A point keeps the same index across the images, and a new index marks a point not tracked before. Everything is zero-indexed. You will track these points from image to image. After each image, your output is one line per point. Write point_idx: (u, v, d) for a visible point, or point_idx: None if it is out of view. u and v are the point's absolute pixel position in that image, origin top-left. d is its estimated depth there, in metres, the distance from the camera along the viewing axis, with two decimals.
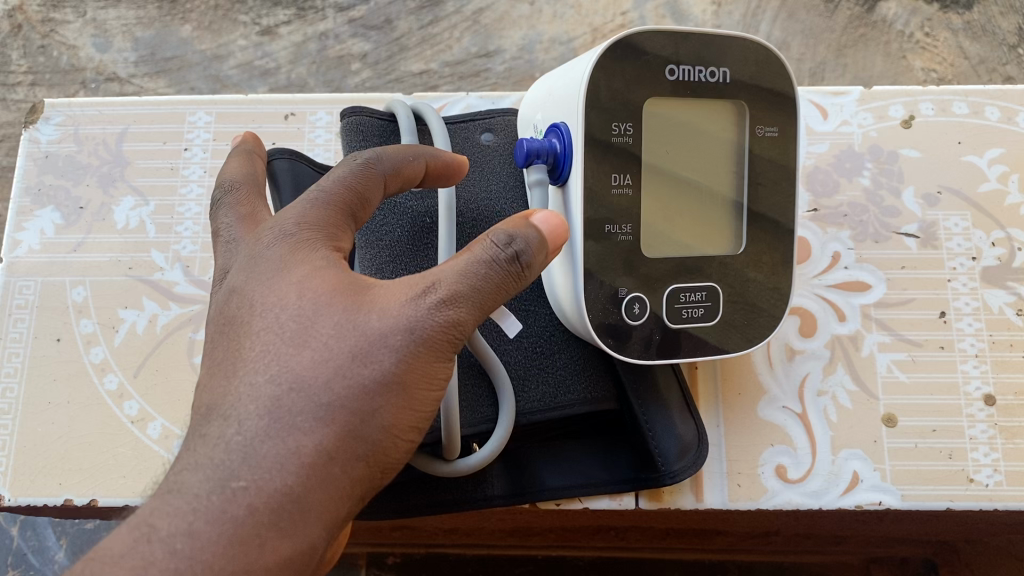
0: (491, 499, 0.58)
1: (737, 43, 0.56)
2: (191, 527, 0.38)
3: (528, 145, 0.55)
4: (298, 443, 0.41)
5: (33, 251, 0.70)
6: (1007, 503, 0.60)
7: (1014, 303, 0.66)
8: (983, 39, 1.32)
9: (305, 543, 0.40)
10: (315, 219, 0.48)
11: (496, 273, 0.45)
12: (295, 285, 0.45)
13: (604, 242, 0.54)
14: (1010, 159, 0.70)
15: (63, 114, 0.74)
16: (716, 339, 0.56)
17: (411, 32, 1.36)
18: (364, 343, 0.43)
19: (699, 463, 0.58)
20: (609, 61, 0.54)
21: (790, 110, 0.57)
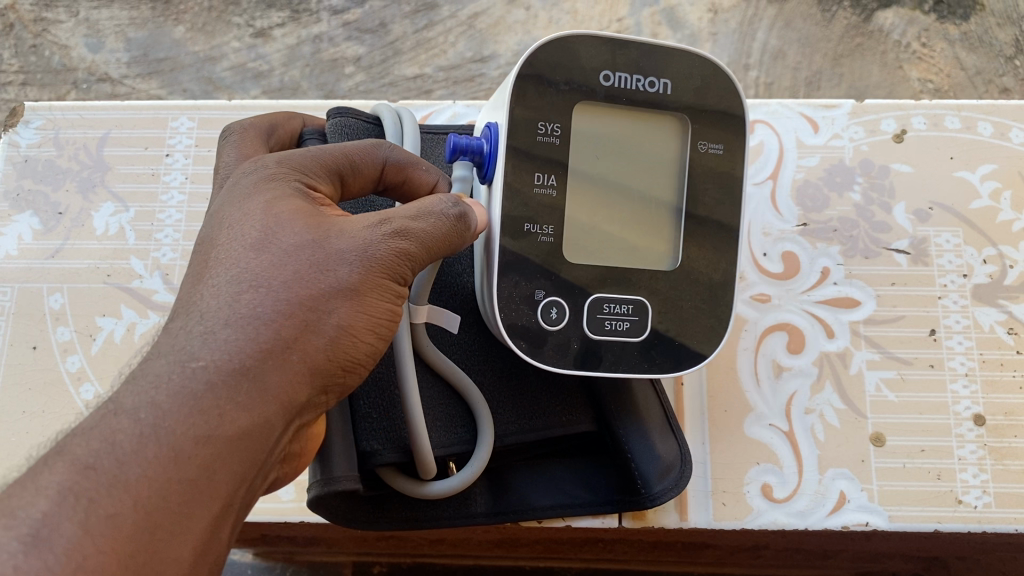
0: (474, 516, 0.57)
1: (684, 55, 0.55)
2: (153, 401, 0.37)
3: (454, 140, 0.52)
4: (258, 331, 0.40)
5: (10, 257, 0.69)
6: (996, 526, 0.59)
7: (1005, 322, 0.65)
8: (980, 50, 1.32)
9: (260, 421, 0.39)
10: (314, 164, 0.47)
11: (444, 222, 0.46)
12: (259, 198, 0.45)
13: (522, 240, 0.52)
14: (1002, 176, 0.69)
15: (43, 118, 0.73)
16: (641, 354, 0.54)
17: (405, 36, 1.35)
18: (323, 249, 0.43)
19: (679, 485, 0.57)
20: (539, 64, 0.52)
21: (735, 130, 0.56)
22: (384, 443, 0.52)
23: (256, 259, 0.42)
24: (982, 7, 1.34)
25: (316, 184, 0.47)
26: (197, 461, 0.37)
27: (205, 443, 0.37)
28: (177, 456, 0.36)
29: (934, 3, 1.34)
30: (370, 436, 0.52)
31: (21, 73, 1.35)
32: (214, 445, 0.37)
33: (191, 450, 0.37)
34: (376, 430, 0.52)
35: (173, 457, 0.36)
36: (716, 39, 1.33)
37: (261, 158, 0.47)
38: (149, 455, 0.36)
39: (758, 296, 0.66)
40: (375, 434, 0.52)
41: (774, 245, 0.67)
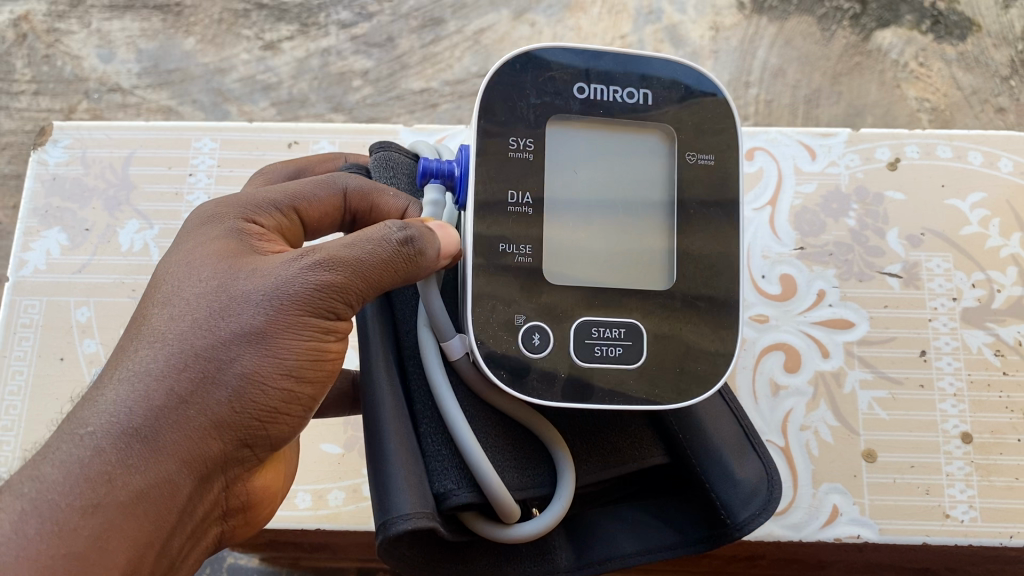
0: (557, 572, 0.51)
1: (661, 62, 0.51)
2: (38, 473, 0.38)
3: (423, 165, 0.50)
4: (150, 389, 0.40)
5: (39, 270, 0.72)
6: (981, 539, 0.62)
7: (992, 344, 0.67)
8: (977, 70, 1.30)
9: (156, 478, 0.39)
10: (261, 199, 0.48)
11: (381, 248, 0.43)
12: (186, 249, 0.45)
13: (496, 260, 0.47)
14: (990, 204, 0.72)
15: (71, 137, 0.76)
16: (639, 384, 0.47)
17: (412, 51, 1.33)
18: (229, 295, 0.42)
19: (769, 509, 0.48)
20: (506, 76, 0.48)
21: (725, 142, 0.51)
22: (457, 483, 0.45)
23: (164, 312, 0.42)
24: (979, 28, 1.32)
25: (262, 218, 0.48)
26: (84, 531, 0.37)
27: (92, 511, 0.37)
28: (61, 528, 0.37)
29: (931, 23, 1.33)
30: (441, 476, 0.45)
31: (33, 83, 1.33)
32: (103, 512, 0.37)
33: (77, 520, 0.37)
34: (446, 468, 0.45)
35: (55, 527, 0.37)
36: (717, 57, 1.31)
37: (210, 202, 0.49)
38: (32, 530, 0.36)
39: (757, 316, 0.69)
40: (446, 473, 0.45)
41: (772, 268, 0.70)
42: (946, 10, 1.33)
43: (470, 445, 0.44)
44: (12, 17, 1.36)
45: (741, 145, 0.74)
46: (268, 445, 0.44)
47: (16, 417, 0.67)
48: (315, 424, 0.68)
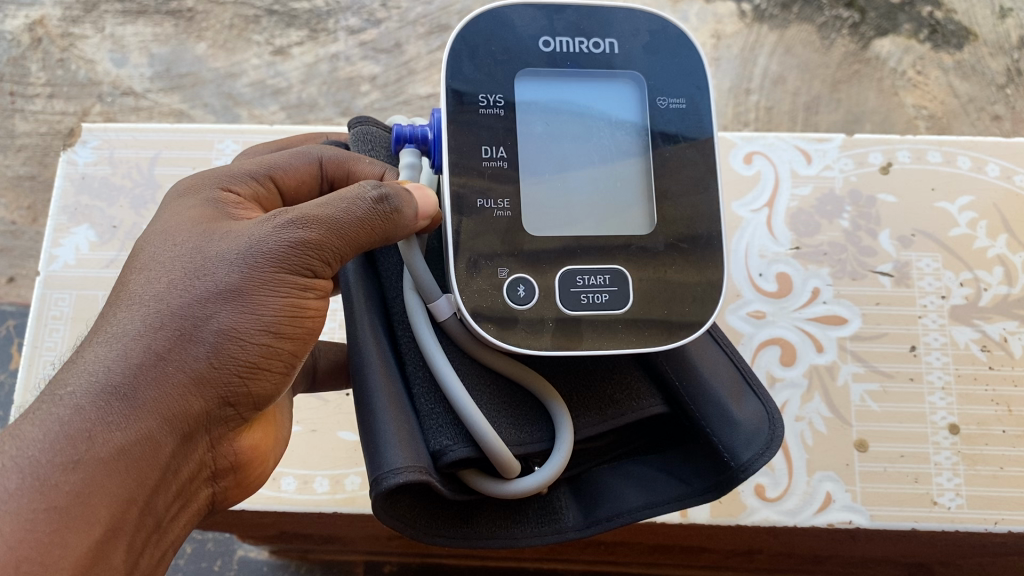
0: (565, 531, 0.53)
1: (623, 12, 0.54)
2: (22, 433, 0.40)
3: (397, 130, 0.52)
4: (128, 351, 0.42)
5: (69, 266, 0.75)
6: (967, 525, 0.66)
7: (979, 340, 0.71)
8: (973, 79, 1.33)
9: (134, 435, 0.41)
10: (237, 170, 0.52)
11: (356, 207, 0.46)
12: (166, 220, 0.48)
13: (476, 215, 0.49)
14: (979, 206, 0.75)
15: (99, 138, 0.79)
16: (626, 327, 0.50)
17: (419, 57, 1.35)
18: (206, 257, 0.45)
19: (771, 449, 0.51)
20: (473, 33, 0.51)
21: (692, 82, 0.54)
22: (453, 439, 0.48)
23: (142, 278, 0.45)
24: (975, 37, 1.35)
25: (238, 187, 0.51)
26: (64, 487, 0.39)
27: (72, 468, 0.40)
28: (43, 484, 0.39)
29: (928, 32, 1.36)
30: (437, 434, 0.48)
31: (48, 87, 1.34)
32: (84, 467, 0.40)
33: (57, 476, 0.39)
34: (441, 426, 0.48)
35: (38, 483, 0.39)
36: (718, 64, 1.34)
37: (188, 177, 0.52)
38: (11, 486, 0.39)
39: (753, 312, 0.72)
40: (441, 431, 0.48)
41: (769, 266, 0.74)
42: (943, 19, 1.36)
43: (462, 399, 0.47)
44: (28, 21, 1.37)
45: (739, 149, 0.77)
46: (252, 401, 0.47)
47: None
48: (334, 412, 0.71)
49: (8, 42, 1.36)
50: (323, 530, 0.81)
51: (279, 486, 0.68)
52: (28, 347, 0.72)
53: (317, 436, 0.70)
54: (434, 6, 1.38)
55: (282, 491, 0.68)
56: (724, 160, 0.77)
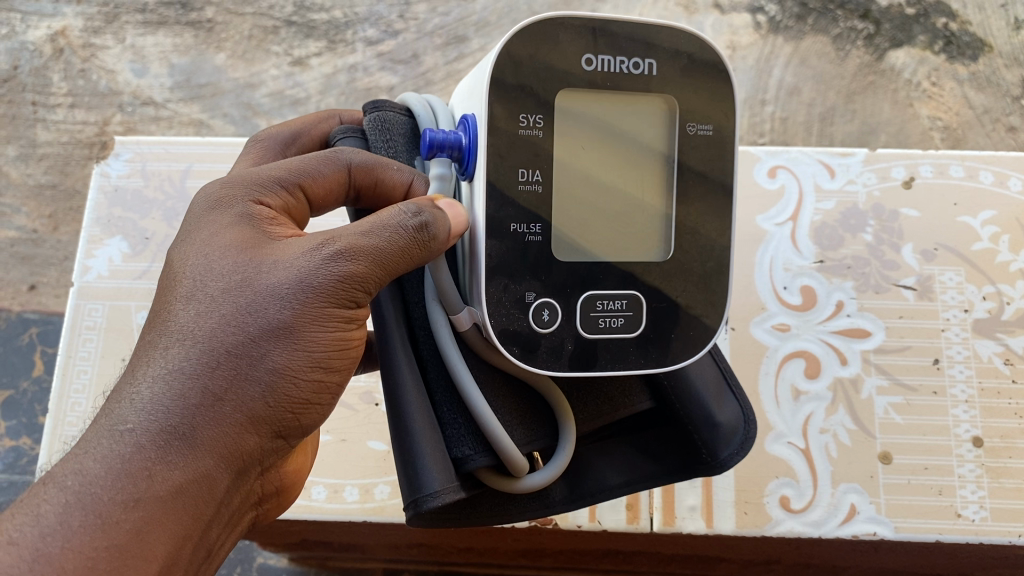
0: (553, 505, 0.55)
1: (667, 29, 0.50)
2: (80, 468, 0.40)
3: (430, 137, 0.49)
4: (184, 387, 0.42)
5: (102, 277, 0.76)
6: (991, 537, 0.66)
7: (1002, 353, 0.71)
8: (987, 90, 1.34)
9: (193, 474, 0.41)
10: (266, 179, 0.50)
11: (398, 236, 0.45)
12: (202, 236, 0.47)
13: (510, 240, 0.48)
14: (1001, 221, 0.76)
15: (131, 151, 0.81)
16: (637, 350, 0.51)
17: (436, 68, 1.35)
18: (254, 289, 0.44)
19: (745, 448, 0.54)
20: (515, 47, 0.48)
21: (727, 107, 0.51)
22: (474, 448, 0.49)
23: (190, 307, 0.44)
24: (990, 48, 1.35)
25: (269, 200, 0.49)
26: (125, 525, 0.39)
27: (133, 506, 0.40)
28: (104, 521, 0.39)
29: (943, 44, 1.36)
30: (459, 442, 0.49)
31: (69, 97, 1.35)
32: (144, 506, 0.40)
33: (119, 514, 0.39)
34: (463, 435, 0.49)
35: (101, 523, 0.39)
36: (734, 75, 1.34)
37: (214, 183, 0.50)
38: (76, 522, 0.39)
39: (778, 325, 0.73)
40: (463, 440, 0.49)
41: (793, 279, 0.75)
42: (958, 31, 1.36)
43: (488, 418, 0.47)
44: (49, 32, 1.39)
45: (764, 163, 0.78)
46: (299, 432, 0.47)
47: (81, 413, 0.72)
48: (363, 422, 0.72)
49: (30, 52, 1.38)
50: (346, 538, 0.82)
51: (309, 495, 0.69)
52: (62, 357, 0.74)
53: (347, 445, 0.71)
54: (452, 17, 1.38)
55: (312, 500, 0.69)
56: (749, 173, 0.78)
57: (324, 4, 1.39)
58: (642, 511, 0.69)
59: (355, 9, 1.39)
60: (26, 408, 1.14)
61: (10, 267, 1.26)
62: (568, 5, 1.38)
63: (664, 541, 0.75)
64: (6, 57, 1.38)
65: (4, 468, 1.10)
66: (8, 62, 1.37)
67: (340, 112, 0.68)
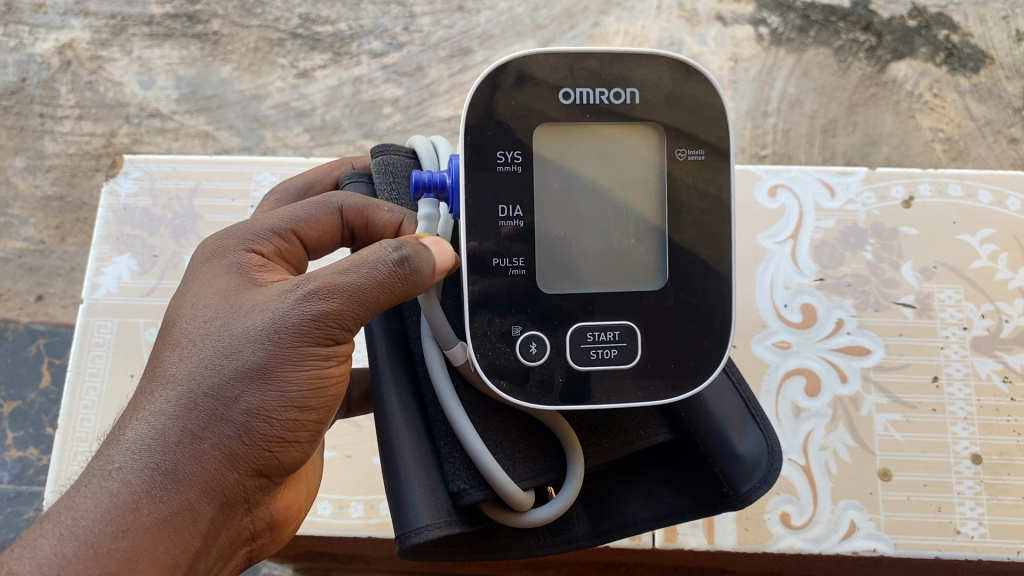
0: (577, 540, 0.56)
1: (647, 59, 0.51)
2: (71, 504, 0.42)
3: (416, 177, 0.50)
4: (166, 426, 0.43)
5: (111, 293, 0.77)
6: (990, 554, 0.67)
7: (1001, 370, 0.72)
8: (989, 101, 1.34)
9: (177, 506, 0.42)
10: (259, 228, 0.52)
11: (376, 271, 0.45)
12: (192, 289, 0.49)
13: (492, 275, 0.50)
14: (1000, 239, 0.76)
15: (140, 169, 0.82)
16: (635, 381, 0.50)
17: (441, 79, 1.36)
18: (233, 333, 0.45)
19: (768, 481, 0.53)
20: (491, 86, 0.50)
21: (715, 131, 0.52)
22: (470, 481, 0.49)
23: (175, 355, 0.46)
24: (991, 60, 1.36)
25: (261, 247, 0.51)
26: (116, 554, 0.40)
27: (122, 536, 0.41)
28: (95, 551, 0.40)
29: (945, 56, 1.37)
30: (455, 476, 0.50)
31: (77, 108, 1.36)
32: (132, 537, 0.41)
33: (109, 545, 0.40)
34: (461, 469, 0.50)
35: (90, 555, 0.40)
36: (736, 87, 1.35)
37: (211, 236, 0.52)
38: (67, 553, 0.40)
39: (779, 343, 0.74)
40: (459, 473, 0.50)
41: (793, 297, 0.76)
42: (960, 42, 1.37)
43: (479, 450, 0.48)
44: (57, 45, 1.40)
45: (764, 182, 0.79)
46: (282, 470, 0.48)
47: (90, 428, 0.73)
48: (368, 438, 0.73)
49: (37, 65, 1.39)
50: (351, 550, 0.82)
51: (315, 510, 0.70)
52: (71, 373, 0.75)
53: (353, 462, 0.72)
54: (456, 29, 1.39)
55: (318, 515, 0.71)
56: (750, 192, 0.79)
57: (329, 17, 1.40)
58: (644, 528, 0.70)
59: (359, 21, 1.40)
60: (32, 419, 1.15)
61: (18, 278, 1.27)
62: (571, 17, 1.39)
63: (667, 555, 0.75)
64: (14, 70, 1.39)
65: (12, 479, 1.11)
66: (17, 75, 1.39)
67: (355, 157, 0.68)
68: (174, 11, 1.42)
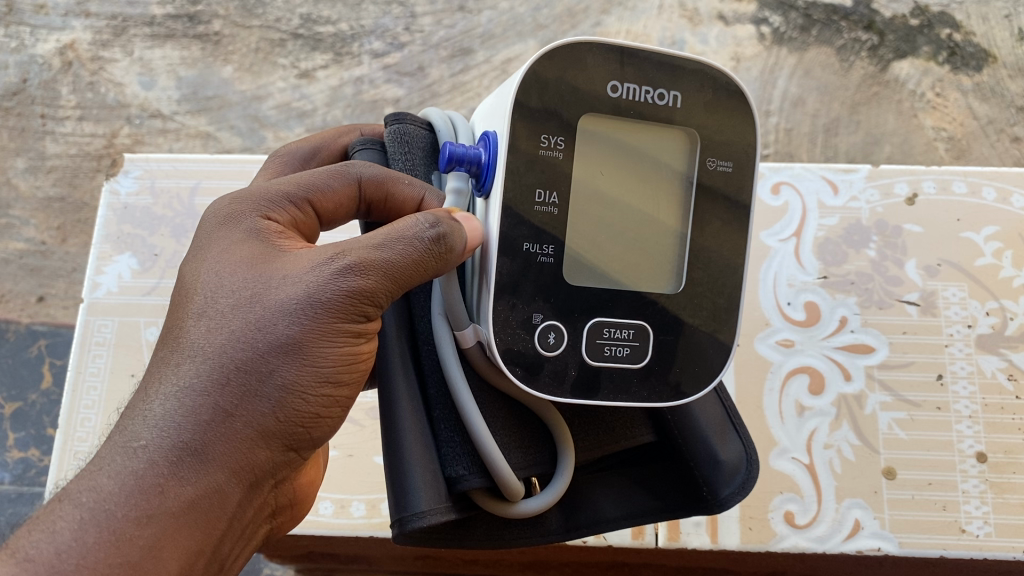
0: (548, 534, 0.55)
1: (695, 65, 0.51)
2: (93, 484, 0.41)
3: (450, 150, 0.49)
4: (195, 404, 0.43)
5: (111, 293, 0.77)
6: (995, 553, 0.67)
7: (1006, 369, 0.71)
8: (992, 100, 1.34)
9: (204, 489, 0.42)
10: (274, 195, 0.50)
11: (412, 247, 0.46)
12: (213, 254, 0.47)
13: (521, 258, 0.48)
14: (1004, 236, 0.76)
15: (140, 168, 0.82)
16: (641, 383, 0.51)
17: (442, 79, 1.35)
18: (263, 305, 0.45)
19: (747, 486, 0.54)
20: (542, 71, 0.48)
21: (748, 146, 0.52)
22: (469, 468, 0.49)
23: (201, 326, 0.45)
24: (994, 59, 1.36)
25: (277, 215, 0.50)
26: (140, 540, 0.40)
27: (147, 522, 0.40)
28: (119, 537, 0.39)
29: (947, 55, 1.36)
30: (454, 462, 0.49)
31: (78, 109, 1.36)
32: (158, 522, 0.40)
33: (133, 531, 0.40)
34: (459, 454, 0.50)
35: (115, 539, 0.39)
36: None
37: (223, 199, 0.51)
38: (91, 538, 0.39)
39: (782, 341, 0.74)
40: (458, 459, 0.49)
41: (797, 295, 0.75)
42: (962, 41, 1.37)
43: (485, 439, 0.48)
44: (58, 46, 1.40)
45: (767, 180, 0.79)
46: (310, 446, 0.48)
47: (91, 428, 0.72)
48: (369, 437, 0.73)
49: (39, 66, 1.39)
50: (353, 550, 0.82)
51: (316, 510, 0.70)
52: (72, 372, 0.74)
53: (355, 461, 0.72)
54: (457, 30, 1.38)
55: (320, 515, 0.70)
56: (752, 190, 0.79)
57: (330, 17, 1.40)
58: (647, 526, 0.70)
59: (361, 22, 1.40)
60: (34, 420, 1.15)
61: (19, 279, 1.27)
62: (572, 17, 1.38)
63: (666, 554, 0.75)
64: (15, 71, 1.39)
65: (13, 480, 1.11)
66: (18, 76, 1.38)
67: (364, 125, 0.68)
68: (175, 12, 1.42)
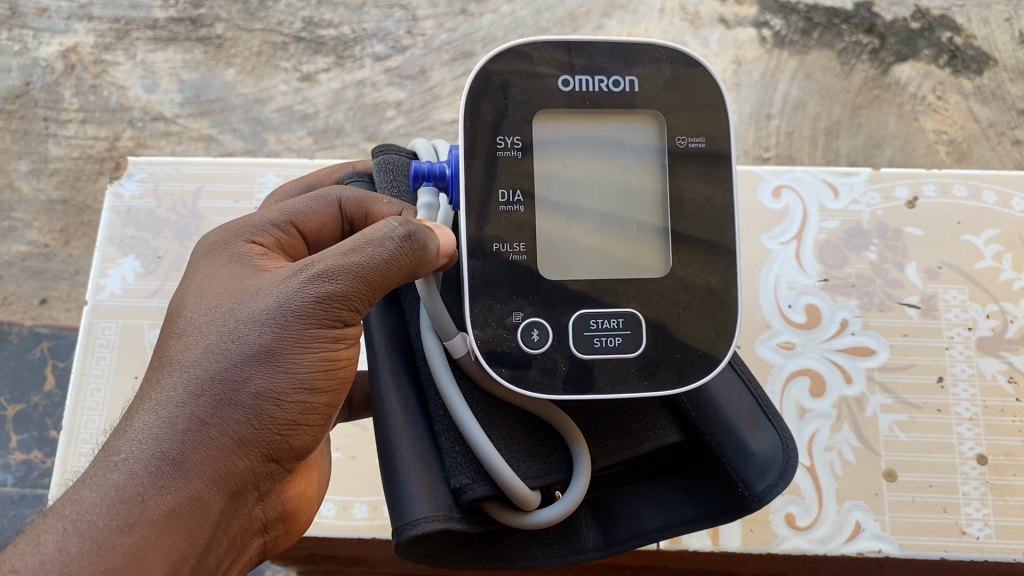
0: (586, 551, 0.55)
1: (644, 49, 0.52)
2: (76, 498, 0.41)
3: (415, 168, 0.51)
4: (172, 415, 0.43)
5: (115, 295, 0.77)
6: (995, 555, 0.67)
7: (1006, 371, 0.72)
8: (993, 104, 1.34)
9: (184, 497, 0.42)
10: (258, 220, 0.51)
11: (383, 249, 0.46)
12: (197, 282, 0.49)
13: (492, 260, 0.49)
14: (1005, 239, 0.76)
15: (144, 171, 0.82)
16: (640, 371, 0.50)
17: (444, 82, 1.36)
18: (239, 318, 0.45)
19: (784, 480, 0.52)
20: (490, 74, 0.50)
21: (715, 118, 0.52)
22: (472, 477, 0.49)
23: (181, 343, 0.45)
24: (994, 62, 1.36)
25: (261, 238, 0.51)
26: (121, 549, 0.40)
27: (128, 531, 0.40)
28: (101, 546, 0.40)
29: (948, 58, 1.37)
30: (457, 472, 0.49)
31: (81, 112, 1.37)
32: (140, 530, 0.40)
33: (115, 540, 0.40)
34: (462, 464, 0.49)
35: (96, 549, 0.40)
36: (739, 90, 1.35)
37: (211, 231, 0.52)
38: (73, 548, 0.40)
39: (782, 343, 0.74)
40: (462, 469, 0.49)
41: (798, 298, 0.76)
42: (963, 45, 1.37)
43: (482, 444, 0.48)
44: (61, 49, 1.40)
45: (768, 184, 0.79)
46: (294, 456, 0.48)
47: (95, 430, 0.73)
48: (371, 439, 0.73)
49: (42, 69, 1.39)
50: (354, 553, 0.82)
51: (319, 512, 0.70)
52: (75, 375, 0.74)
53: (356, 463, 0.72)
54: (459, 33, 1.39)
55: (322, 517, 0.70)
56: (752, 194, 0.79)
57: (332, 20, 1.40)
58: None
59: (363, 25, 1.40)
60: (37, 422, 1.15)
61: (22, 281, 1.27)
62: (574, 21, 1.39)
63: (667, 557, 0.75)
64: (18, 74, 1.39)
65: (15, 482, 1.11)
66: (21, 79, 1.39)
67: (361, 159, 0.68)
68: (178, 15, 1.42)
